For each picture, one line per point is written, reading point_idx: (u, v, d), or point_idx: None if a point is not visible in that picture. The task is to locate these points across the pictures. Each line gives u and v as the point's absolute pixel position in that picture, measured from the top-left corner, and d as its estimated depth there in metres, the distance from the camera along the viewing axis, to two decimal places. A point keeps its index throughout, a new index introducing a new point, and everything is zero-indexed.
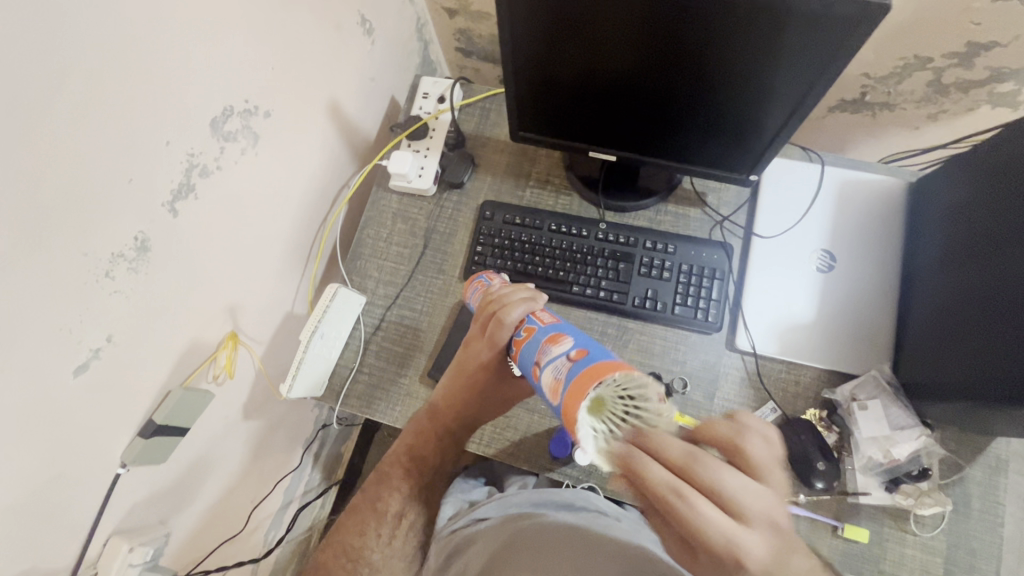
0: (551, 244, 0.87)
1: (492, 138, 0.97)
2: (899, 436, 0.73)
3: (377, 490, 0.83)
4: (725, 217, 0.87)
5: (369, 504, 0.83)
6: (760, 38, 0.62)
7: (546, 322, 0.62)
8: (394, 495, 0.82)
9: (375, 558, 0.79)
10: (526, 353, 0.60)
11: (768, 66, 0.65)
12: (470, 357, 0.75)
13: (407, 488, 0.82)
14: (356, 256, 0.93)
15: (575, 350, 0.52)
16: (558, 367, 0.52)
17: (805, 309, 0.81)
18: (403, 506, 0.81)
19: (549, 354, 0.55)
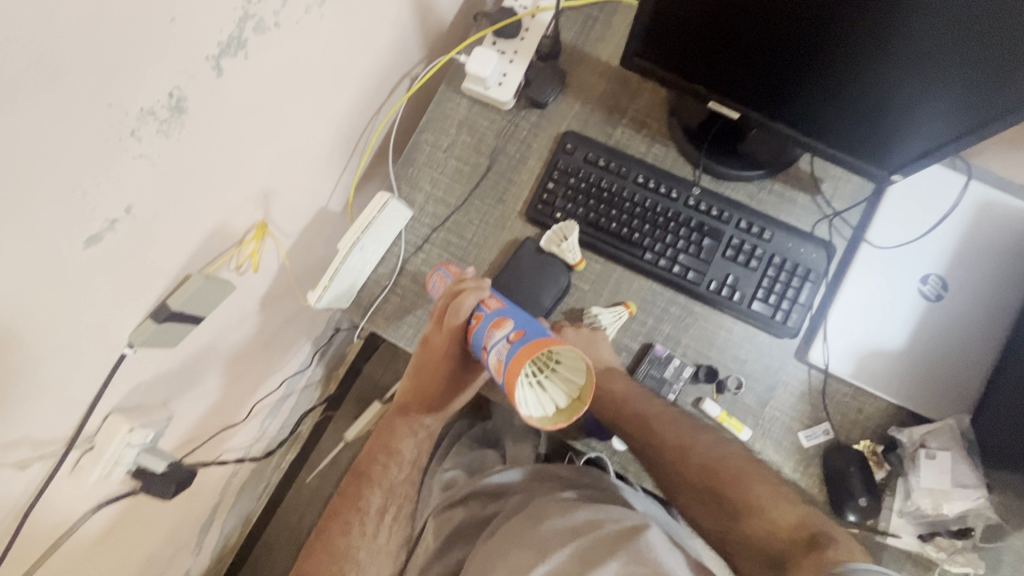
0: (632, 200, 0.76)
1: (591, 56, 0.82)
2: (957, 494, 0.67)
3: (356, 488, 0.78)
4: (837, 212, 0.76)
5: (351, 504, 0.78)
6: (1002, 18, 0.47)
7: (494, 308, 0.62)
8: (375, 492, 0.78)
9: (362, 556, 0.75)
10: (477, 340, 0.62)
11: (988, 57, 0.51)
12: (432, 352, 0.70)
13: (388, 483, 0.78)
14: (408, 161, 0.82)
15: (514, 332, 0.56)
16: (502, 346, 0.55)
17: (893, 336, 0.73)
18: (385, 502, 0.78)
19: (492, 338, 0.58)
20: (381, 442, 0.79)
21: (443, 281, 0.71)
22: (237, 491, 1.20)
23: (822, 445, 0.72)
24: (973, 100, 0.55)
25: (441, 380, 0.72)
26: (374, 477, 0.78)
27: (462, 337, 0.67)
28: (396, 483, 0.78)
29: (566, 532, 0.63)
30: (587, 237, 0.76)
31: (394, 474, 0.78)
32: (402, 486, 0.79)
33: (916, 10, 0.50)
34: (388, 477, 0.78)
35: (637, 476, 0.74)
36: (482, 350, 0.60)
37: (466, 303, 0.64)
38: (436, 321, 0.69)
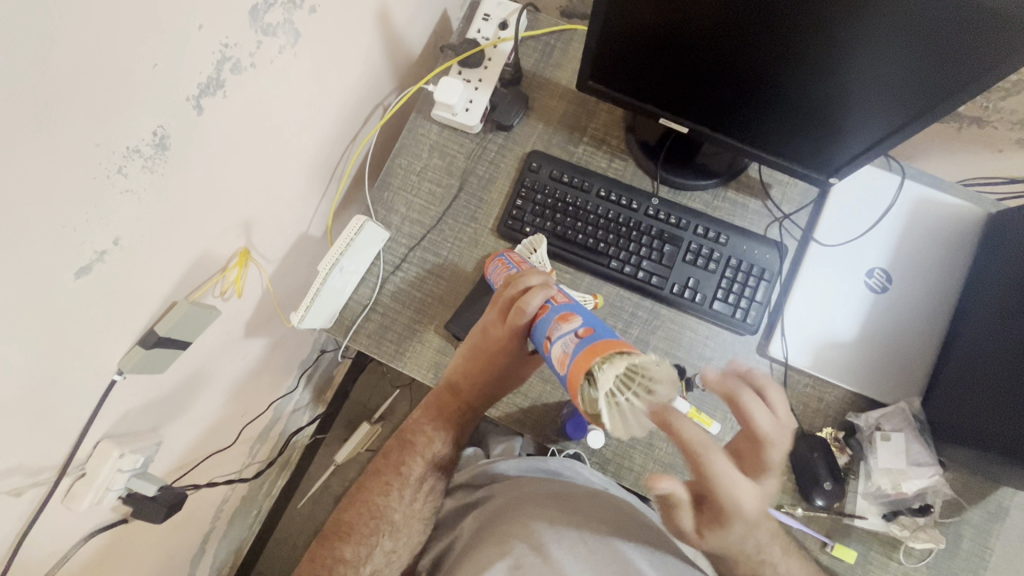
0: (596, 212, 0.81)
1: (551, 80, 0.87)
2: (914, 472, 0.72)
3: (399, 456, 0.80)
4: (786, 214, 0.81)
5: (392, 468, 0.79)
6: (910, 26, 0.52)
7: (561, 302, 0.61)
8: (418, 461, 0.79)
9: (397, 517, 0.77)
10: (539, 329, 0.62)
11: (904, 62, 0.56)
12: (490, 342, 0.69)
13: (431, 456, 0.79)
14: (383, 185, 0.86)
15: (583, 327, 0.54)
16: (569, 343, 0.54)
17: (845, 328, 0.78)
18: (425, 471, 0.79)
19: (559, 330, 0.57)
20: (429, 413, 0.80)
21: (504, 266, 0.75)
22: (228, 519, 1.20)
23: None
24: (898, 101, 0.60)
25: (493, 369, 0.72)
26: (418, 446, 0.80)
27: (524, 333, 0.67)
28: (438, 456, 0.80)
29: (551, 513, 0.67)
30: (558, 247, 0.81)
31: (435, 444, 0.79)
32: (442, 461, 0.80)
33: (835, 22, 0.56)
34: (431, 450, 0.79)
35: (615, 474, 0.78)
36: (544, 339, 0.59)
37: (533, 301, 0.63)
38: (498, 311, 0.69)
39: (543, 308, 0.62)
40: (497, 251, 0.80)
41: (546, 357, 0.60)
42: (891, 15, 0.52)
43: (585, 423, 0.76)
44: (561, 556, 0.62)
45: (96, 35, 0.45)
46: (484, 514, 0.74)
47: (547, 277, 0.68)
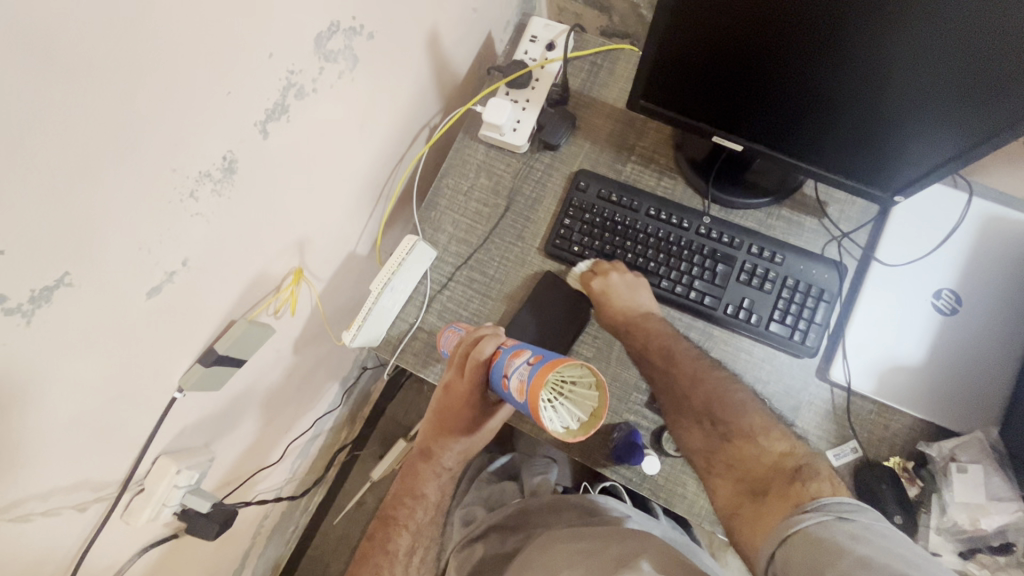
0: (645, 230, 0.80)
1: (597, 99, 0.87)
2: (994, 507, 0.67)
3: (384, 533, 0.83)
4: (844, 233, 0.79)
5: (380, 548, 0.82)
6: (991, 40, 0.50)
7: (512, 343, 0.65)
8: (403, 535, 0.81)
9: None
10: (496, 369, 0.64)
11: (980, 79, 0.53)
12: (452, 398, 0.73)
13: (415, 525, 0.82)
14: (431, 205, 0.87)
15: (534, 355, 0.58)
16: (523, 372, 0.58)
17: (914, 352, 0.74)
18: (412, 545, 0.82)
19: (512, 366, 0.61)
20: (408, 484, 0.82)
21: (454, 334, 0.75)
22: (268, 534, 1.21)
23: (851, 464, 0.73)
24: (968, 120, 0.58)
25: (458, 428, 0.75)
26: (400, 519, 0.83)
27: (484, 383, 0.69)
28: (422, 524, 0.82)
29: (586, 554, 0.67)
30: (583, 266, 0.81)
31: (415, 514, 0.82)
32: (428, 527, 0.82)
33: (904, 36, 0.53)
34: (414, 518, 0.82)
35: (668, 501, 0.75)
36: (501, 377, 0.63)
37: (487, 349, 0.67)
38: (457, 367, 0.71)
39: (496, 354, 0.66)
40: (450, 322, 0.81)
41: (506, 394, 0.63)
42: (971, 24, 0.49)
43: (639, 447, 0.74)
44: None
45: (174, 64, 0.46)
46: (519, 558, 0.77)
47: (497, 326, 0.71)
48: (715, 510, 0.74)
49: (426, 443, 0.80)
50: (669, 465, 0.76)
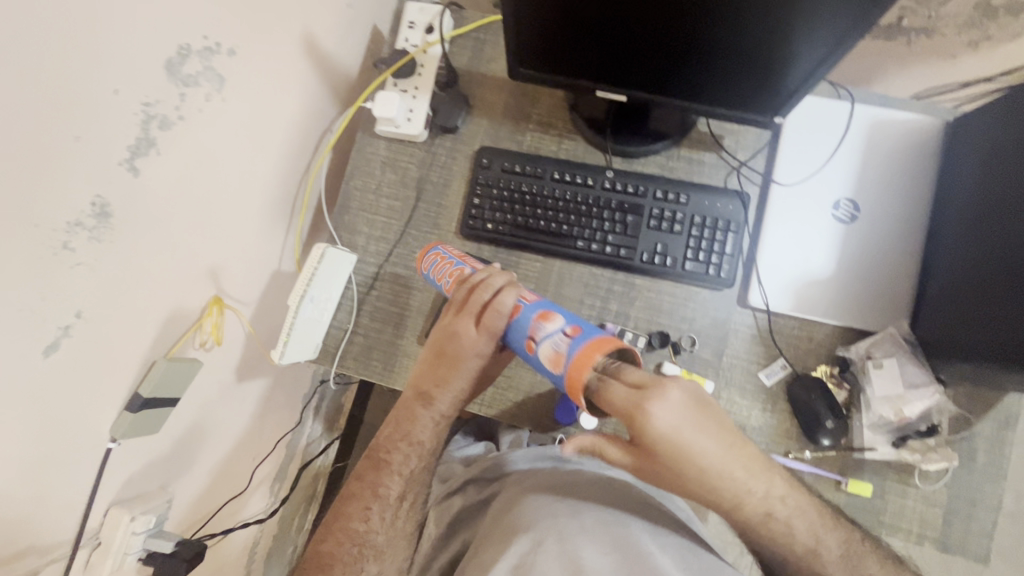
0: (553, 195, 0.81)
1: (487, 75, 0.87)
2: (912, 395, 0.71)
3: (374, 476, 0.74)
4: (743, 162, 0.81)
5: (369, 490, 0.73)
6: None
7: (532, 300, 0.67)
8: (394, 481, 0.73)
9: (380, 541, 0.72)
10: (517, 329, 0.66)
11: None
12: (461, 348, 0.70)
13: (408, 471, 0.74)
14: (343, 209, 0.87)
15: (570, 326, 0.60)
16: (565, 340, 0.59)
17: (824, 264, 0.76)
18: (404, 490, 0.74)
19: (544, 330, 0.62)
20: (399, 428, 0.73)
21: (442, 259, 0.77)
22: (265, 561, 1.22)
23: (783, 380, 0.76)
24: (821, 31, 0.59)
25: (465, 369, 0.71)
26: (391, 461, 0.74)
27: (501, 337, 0.69)
28: (417, 472, 0.74)
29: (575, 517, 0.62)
30: (500, 242, 0.82)
31: (410, 457, 0.74)
32: (422, 475, 0.74)
33: None
34: (408, 466, 0.74)
35: None
36: (527, 338, 0.64)
37: (506, 301, 0.67)
38: (470, 317, 0.69)
39: (516, 308, 0.67)
40: (426, 246, 0.81)
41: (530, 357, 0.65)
42: None
43: (572, 407, 0.77)
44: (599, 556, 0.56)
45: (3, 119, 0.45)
46: (494, 510, 0.70)
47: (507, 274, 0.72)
48: None
49: (424, 386, 0.73)
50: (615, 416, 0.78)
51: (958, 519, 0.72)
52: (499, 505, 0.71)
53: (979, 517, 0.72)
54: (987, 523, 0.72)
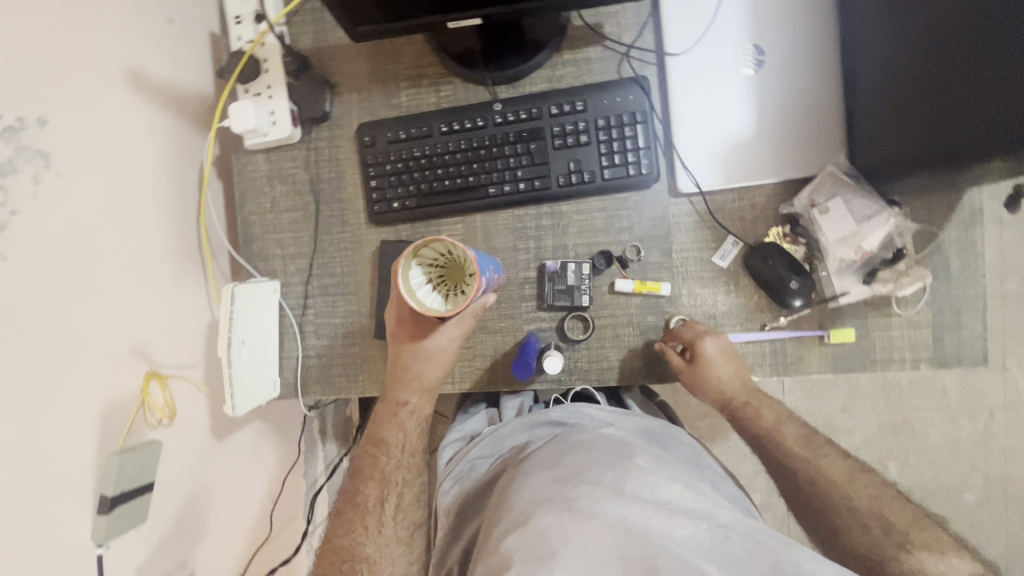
0: (448, 150, 0.75)
1: (338, 44, 0.79)
2: (868, 227, 0.67)
3: (354, 487, 0.80)
4: (630, 45, 0.73)
5: (351, 503, 0.79)
6: None
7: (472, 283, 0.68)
8: (370, 485, 0.78)
9: (371, 551, 0.75)
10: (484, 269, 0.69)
11: None
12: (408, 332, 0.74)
13: (381, 473, 0.79)
14: (249, 239, 0.82)
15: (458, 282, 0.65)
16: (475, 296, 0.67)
17: (745, 123, 0.70)
18: (381, 492, 0.78)
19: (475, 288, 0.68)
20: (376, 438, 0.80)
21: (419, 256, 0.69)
22: None
23: (738, 256, 0.73)
24: None
25: (445, 345, 0.74)
26: (368, 471, 0.79)
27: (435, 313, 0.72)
28: (388, 471, 0.79)
29: (572, 479, 0.56)
30: (413, 216, 0.76)
31: (390, 461, 0.79)
32: (397, 474, 0.79)
33: None
34: (379, 466, 0.79)
35: (602, 380, 0.76)
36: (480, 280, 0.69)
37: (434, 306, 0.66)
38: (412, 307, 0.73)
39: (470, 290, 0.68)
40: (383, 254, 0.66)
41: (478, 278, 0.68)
42: None
43: (526, 359, 0.74)
44: (596, 522, 0.50)
45: None
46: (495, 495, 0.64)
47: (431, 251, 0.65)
48: (645, 365, 0.75)
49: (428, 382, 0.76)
50: (586, 348, 0.76)
51: (948, 332, 0.70)
52: (499, 489, 0.64)
53: (968, 323, 0.70)
54: (978, 327, 0.69)
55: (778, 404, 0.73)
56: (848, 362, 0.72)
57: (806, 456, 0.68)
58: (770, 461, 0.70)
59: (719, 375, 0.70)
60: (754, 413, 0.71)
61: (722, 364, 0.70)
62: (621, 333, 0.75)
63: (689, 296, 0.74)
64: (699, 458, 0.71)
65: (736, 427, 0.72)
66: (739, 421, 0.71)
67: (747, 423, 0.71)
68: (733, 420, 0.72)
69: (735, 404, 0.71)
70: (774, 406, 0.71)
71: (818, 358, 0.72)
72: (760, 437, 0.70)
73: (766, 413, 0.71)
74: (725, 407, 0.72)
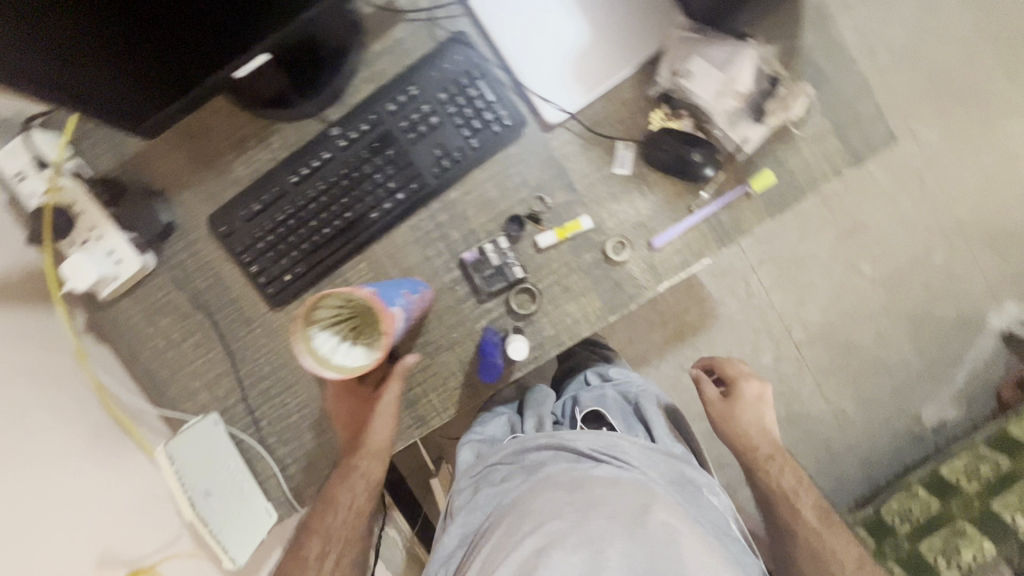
0: (309, 198, 0.69)
1: (142, 149, 0.70)
2: (734, 70, 0.64)
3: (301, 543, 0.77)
4: (431, 5, 0.68)
5: (294, 554, 0.77)
6: None
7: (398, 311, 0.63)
8: (313, 541, 0.76)
9: None
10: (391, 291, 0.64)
11: None
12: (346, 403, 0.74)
13: (325, 529, 0.76)
14: (163, 386, 0.74)
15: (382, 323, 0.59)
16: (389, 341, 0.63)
17: (577, 29, 0.67)
18: (323, 547, 0.76)
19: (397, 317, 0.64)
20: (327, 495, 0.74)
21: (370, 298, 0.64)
22: None
23: (637, 156, 0.70)
24: None
25: (390, 399, 0.73)
26: (312, 526, 0.76)
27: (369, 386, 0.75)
28: (332, 530, 0.76)
29: (586, 509, 0.59)
30: (313, 280, 0.70)
31: (335, 520, 0.75)
32: (340, 533, 0.76)
33: None
34: (326, 524, 0.75)
35: (574, 337, 0.73)
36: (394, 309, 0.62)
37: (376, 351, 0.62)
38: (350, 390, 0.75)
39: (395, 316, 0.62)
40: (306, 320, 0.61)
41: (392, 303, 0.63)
42: None
43: (489, 363, 0.70)
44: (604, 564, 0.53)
45: None
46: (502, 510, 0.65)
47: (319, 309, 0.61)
48: (605, 301, 0.72)
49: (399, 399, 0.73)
50: (545, 316, 0.72)
51: (852, 129, 0.70)
52: (520, 508, 0.62)
53: (865, 113, 0.70)
54: (874, 111, 0.70)
55: (800, 472, 0.85)
56: (781, 201, 0.71)
57: (816, 526, 0.80)
58: (774, 508, 0.83)
59: (742, 414, 0.86)
60: (772, 462, 0.84)
61: (748, 404, 0.86)
62: (568, 285, 0.72)
63: (610, 217, 0.71)
64: (722, 530, 0.70)
65: (751, 476, 0.85)
66: (760, 466, 0.84)
67: (765, 478, 0.84)
68: (751, 470, 0.85)
69: (753, 449, 0.84)
70: (792, 470, 0.83)
71: (753, 212, 0.71)
72: (772, 492, 0.83)
73: (786, 473, 0.83)
74: (746, 454, 0.85)
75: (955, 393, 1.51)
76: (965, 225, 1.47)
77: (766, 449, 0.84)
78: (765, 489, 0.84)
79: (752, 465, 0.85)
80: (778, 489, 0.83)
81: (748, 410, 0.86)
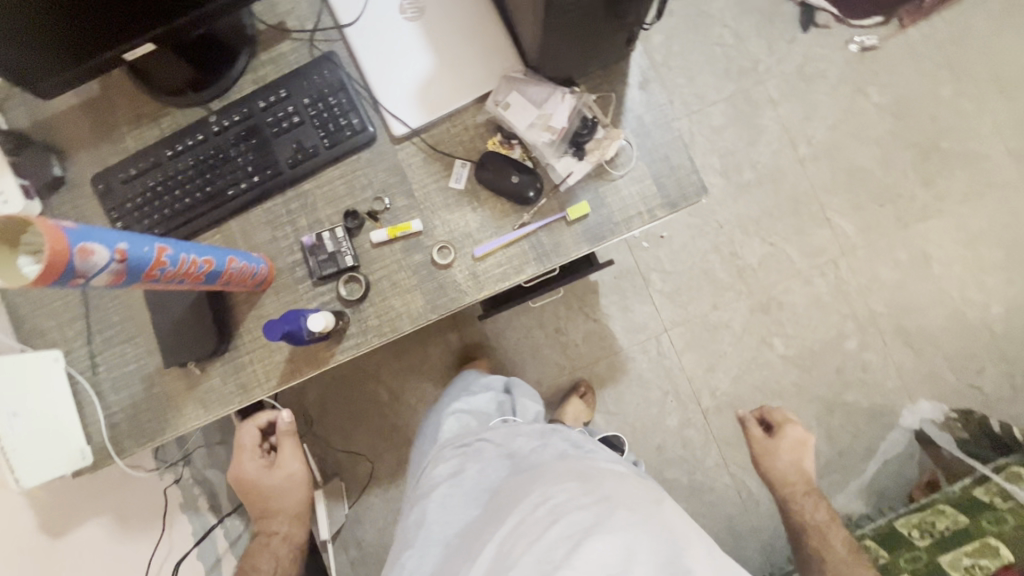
0: (179, 170, 0.78)
1: (54, 113, 0.82)
2: (550, 107, 0.76)
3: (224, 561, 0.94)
4: (313, 29, 0.81)
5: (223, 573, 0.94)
6: None
7: (166, 261, 0.59)
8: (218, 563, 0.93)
9: None
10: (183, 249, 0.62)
11: None
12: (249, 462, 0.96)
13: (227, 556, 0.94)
14: (21, 320, 0.81)
15: (116, 251, 0.54)
16: (82, 279, 0.52)
17: (429, 61, 0.78)
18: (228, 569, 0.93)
19: (164, 268, 0.59)
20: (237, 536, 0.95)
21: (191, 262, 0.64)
22: None
23: (472, 174, 0.79)
24: None
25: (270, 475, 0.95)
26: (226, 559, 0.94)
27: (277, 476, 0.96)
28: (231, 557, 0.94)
29: (597, 495, 0.64)
30: None
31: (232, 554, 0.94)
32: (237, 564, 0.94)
33: None
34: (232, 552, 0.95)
35: (395, 329, 0.78)
36: (162, 260, 0.59)
37: (91, 268, 0.51)
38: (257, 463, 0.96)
39: (158, 260, 0.58)
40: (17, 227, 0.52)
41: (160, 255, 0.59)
42: None
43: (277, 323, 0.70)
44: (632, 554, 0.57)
45: None
46: (510, 497, 0.68)
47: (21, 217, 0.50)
48: (428, 300, 0.78)
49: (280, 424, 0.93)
50: (371, 306, 0.78)
51: (666, 177, 0.78)
52: (527, 490, 0.67)
53: (679, 165, 0.78)
54: (687, 164, 0.78)
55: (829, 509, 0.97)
56: (596, 231, 0.78)
57: (846, 558, 0.91)
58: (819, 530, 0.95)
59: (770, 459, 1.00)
60: (813, 513, 0.96)
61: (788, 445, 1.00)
62: (396, 280, 0.78)
63: (441, 225, 0.79)
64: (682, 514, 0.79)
65: (787, 509, 0.98)
66: (789, 503, 0.97)
67: (798, 510, 0.97)
68: (786, 501, 0.98)
69: (801, 469, 0.99)
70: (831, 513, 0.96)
71: (570, 238, 0.78)
72: (810, 526, 0.95)
73: (817, 510, 0.96)
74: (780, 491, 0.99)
75: (863, 487, 1.46)
76: (882, 318, 1.50)
77: (807, 468, 0.99)
78: (795, 528, 0.97)
79: (786, 506, 0.98)
80: (819, 523, 0.95)
81: (785, 450, 1.00)
